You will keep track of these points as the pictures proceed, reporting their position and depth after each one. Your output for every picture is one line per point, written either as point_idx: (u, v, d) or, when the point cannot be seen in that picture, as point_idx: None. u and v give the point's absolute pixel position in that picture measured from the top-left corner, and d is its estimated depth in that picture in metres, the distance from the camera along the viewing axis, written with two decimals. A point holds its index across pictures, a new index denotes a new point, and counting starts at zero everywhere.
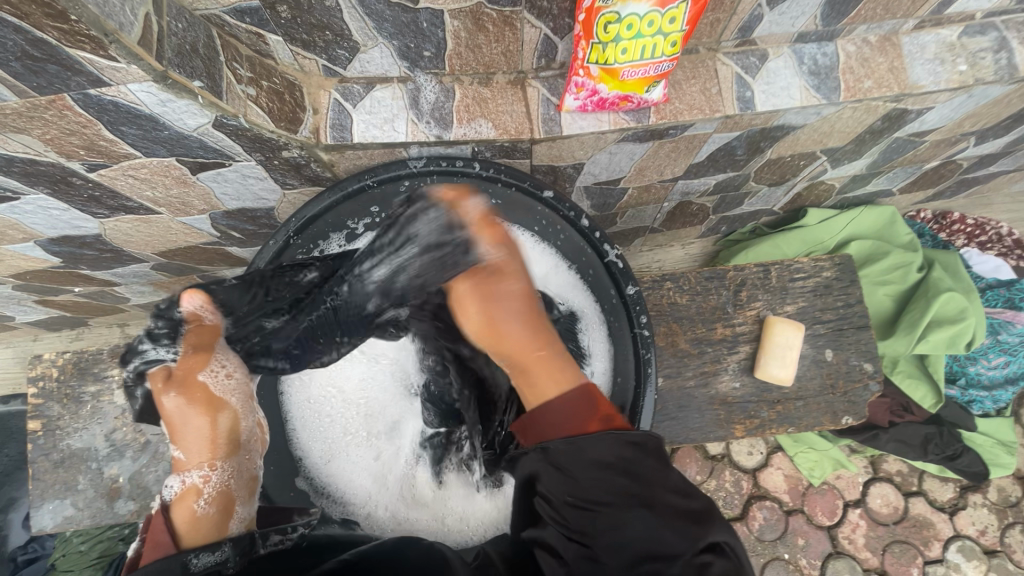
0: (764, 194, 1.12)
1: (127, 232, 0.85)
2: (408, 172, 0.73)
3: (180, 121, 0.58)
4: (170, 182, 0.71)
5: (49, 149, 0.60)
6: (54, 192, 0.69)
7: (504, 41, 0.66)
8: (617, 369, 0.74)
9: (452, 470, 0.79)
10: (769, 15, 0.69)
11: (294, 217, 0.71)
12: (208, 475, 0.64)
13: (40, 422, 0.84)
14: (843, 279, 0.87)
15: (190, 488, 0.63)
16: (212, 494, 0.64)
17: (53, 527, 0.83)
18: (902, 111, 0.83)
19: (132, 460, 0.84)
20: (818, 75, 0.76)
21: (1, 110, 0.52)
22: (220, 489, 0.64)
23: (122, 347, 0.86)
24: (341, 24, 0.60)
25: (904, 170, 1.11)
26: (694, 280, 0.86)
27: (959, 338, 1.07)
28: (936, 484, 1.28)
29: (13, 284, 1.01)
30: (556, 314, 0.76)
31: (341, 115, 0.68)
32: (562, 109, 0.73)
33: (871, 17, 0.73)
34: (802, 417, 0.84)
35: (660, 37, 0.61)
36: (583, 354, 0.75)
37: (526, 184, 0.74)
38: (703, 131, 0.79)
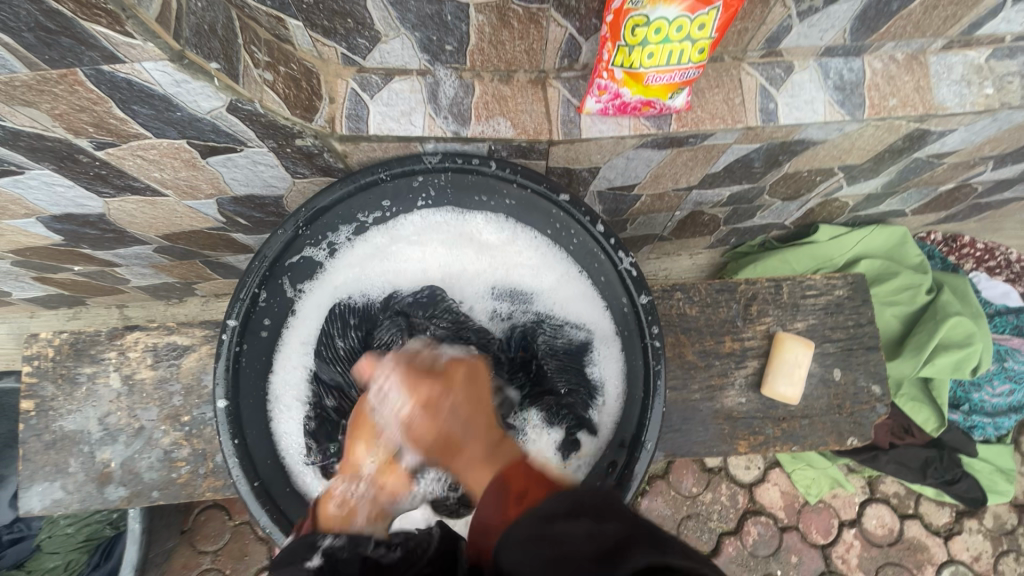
0: (777, 208, 1.11)
1: (131, 213, 0.84)
2: (423, 167, 0.71)
3: (193, 103, 0.56)
4: (179, 165, 0.70)
5: (57, 125, 0.58)
6: (60, 168, 0.68)
7: (529, 39, 0.65)
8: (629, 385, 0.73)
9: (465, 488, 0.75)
10: (798, 27, 0.68)
11: (305, 208, 0.69)
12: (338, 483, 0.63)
13: (33, 402, 0.83)
14: (855, 299, 0.86)
15: (327, 491, 0.63)
16: (342, 497, 0.62)
17: (41, 510, 0.82)
18: (924, 131, 0.82)
19: (125, 446, 0.82)
20: (843, 90, 0.75)
21: (11, 82, 0.51)
22: (349, 493, 0.62)
23: (120, 330, 0.85)
24: (363, 12, 0.58)
25: (918, 192, 1.10)
26: (704, 292, 0.85)
27: (965, 363, 1.06)
28: (933, 507, 1.28)
29: (12, 259, 1.00)
30: (569, 334, 0.77)
31: (357, 106, 0.67)
32: (582, 111, 0.72)
33: (901, 35, 0.71)
34: (807, 435, 0.83)
35: (687, 43, 0.60)
36: (595, 382, 0.75)
37: (542, 185, 0.72)
38: (722, 141, 0.78)
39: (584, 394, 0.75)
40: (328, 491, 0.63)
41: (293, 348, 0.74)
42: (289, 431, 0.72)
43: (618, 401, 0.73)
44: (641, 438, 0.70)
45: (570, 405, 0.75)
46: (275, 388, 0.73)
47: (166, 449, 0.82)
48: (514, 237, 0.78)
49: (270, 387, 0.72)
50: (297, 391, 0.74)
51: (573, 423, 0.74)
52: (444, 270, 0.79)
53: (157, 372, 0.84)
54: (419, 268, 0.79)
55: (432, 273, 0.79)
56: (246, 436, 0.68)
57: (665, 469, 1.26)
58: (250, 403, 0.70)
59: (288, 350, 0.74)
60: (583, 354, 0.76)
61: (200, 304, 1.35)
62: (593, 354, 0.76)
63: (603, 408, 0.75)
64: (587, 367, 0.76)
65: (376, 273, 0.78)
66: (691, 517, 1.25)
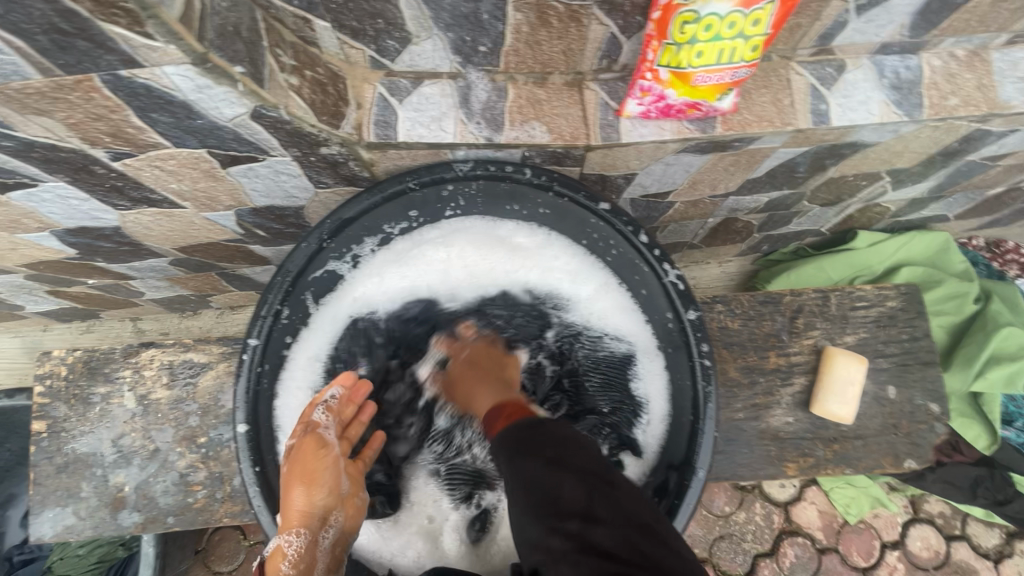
0: (815, 214, 1.06)
1: (147, 225, 0.80)
2: (453, 175, 0.68)
3: (216, 110, 0.53)
4: (198, 175, 0.66)
5: (71, 134, 0.55)
6: (74, 180, 0.65)
7: (567, 39, 0.61)
8: (675, 407, 0.68)
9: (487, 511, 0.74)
10: (854, 22, 0.64)
11: (329, 219, 0.66)
12: (290, 538, 0.62)
13: (45, 423, 0.79)
14: (909, 310, 0.81)
15: (278, 548, 0.62)
16: (295, 556, 0.62)
17: (52, 537, 0.78)
18: (983, 133, 0.77)
19: (139, 469, 0.79)
20: (900, 90, 0.70)
21: (23, 89, 0.47)
22: (302, 549, 0.62)
23: (135, 347, 0.81)
24: (395, 11, 0.55)
25: (965, 196, 1.05)
26: (747, 304, 0.81)
27: (1017, 377, 1.00)
28: (981, 528, 1.21)
29: (25, 273, 0.97)
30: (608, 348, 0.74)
31: (386, 111, 0.63)
32: (622, 114, 0.67)
33: (963, 29, 0.67)
34: (860, 458, 0.78)
35: (740, 41, 0.56)
36: (639, 402, 0.71)
37: (579, 194, 0.68)
38: (769, 145, 0.73)
39: (627, 412, 0.72)
40: (277, 547, 0.62)
41: (303, 364, 0.70)
42: None
43: (664, 424, 0.69)
44: (692, 464, 0.65)
45: (612, 425, 0.72)
46: (288, 409, 0.68)
47: (182, 472, 0.79)
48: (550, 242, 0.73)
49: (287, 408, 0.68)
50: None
51: (616, 443, 0.71)
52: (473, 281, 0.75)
53: (173, 391, 0.80)
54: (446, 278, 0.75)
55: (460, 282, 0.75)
56: (267, 463, 0.65)
57: None
58: (272, 427, 0.67)
59: (303, 367, 0.70)
60: (625, 369, 0.73)
61: (214, 316, 1.32)
62: (636, 369, 0.72)
63: (648, 428, 0.71)
64: (630, 382, 0.72)
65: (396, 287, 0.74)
66: (724, 538, 1.19)
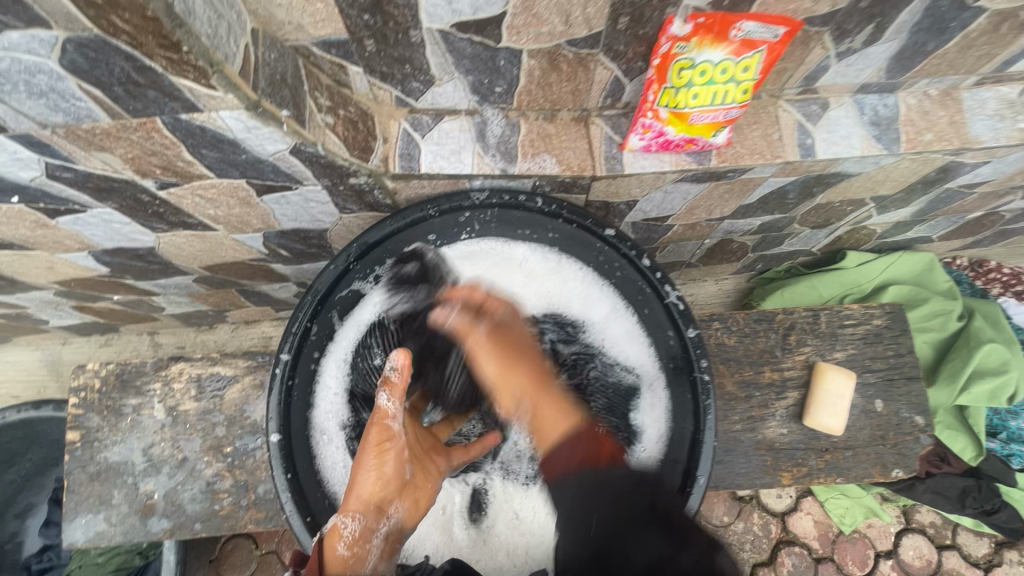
0: (806, 236, 1.12)
1: (179, 246, 0.86)
2: (470, 204, 0.74)
3: (260, 147, 0.58)
4: (234, 202, 0.72)
5: (126, 167, 0.60)
6: (121, 206, 0.70)
7: (576, 81, 0.67)
8: (674, 429, 0.73)
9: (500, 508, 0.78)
10: (835, 66, 0.70)
11: (355, 243, 0.72)
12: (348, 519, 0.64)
13: (79, 433, 0.84)
14: (894, 328, 0.86)
15: (336, 528, 0.63)
16: (352, 537, 0.63)
17: (83, 542, 0.82)
18: (958, 164, 0.83)
19: (168, 476, 0.83)
20: (879, 125, 0.76)
21: (92, 130, 0.53)
22: (360, 530, 0.63)
23: (166, 361, 0.86)
24: (422, 59, 0.61)
25: (946, 219, 1.11)
26: (742, 322, 0.86)
27: (1000, 391, 1.05)
28: (971, 538, 1.25)
29: (56, 290, 1.02)
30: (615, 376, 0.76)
31: (409, 145, 0.69)
32: (625, 147, 0.73)
33: (935, 72, 0.73)
34: (850, 467, 0.83)
35: (732, 84, 0.63)
36: (635, 431, 0.74)
37: (587, 220, 0.75)
38: (761, 175, 0.80)
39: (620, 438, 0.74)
40: (336, 527, 0.63)
41: (338, 374, 0.73)
42: (336, 461, 0.71)
43: (660, 448, 0.73)
44: (693, 471, 0.70)
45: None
46: (316, 418, 0.72)
47: (209, 480, 0.83)
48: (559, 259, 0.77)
49: (316, 418, 0.72)
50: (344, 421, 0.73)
51: None
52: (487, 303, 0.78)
53: (200, 403, 0.85)
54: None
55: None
56: (299, 469, 0.69)
57: None
58: (302, 436, 0.71)
59: (332, 379, 0.73)
60: (627, 398, 0.75)
61: (230, 331, 1.37)
62: (639, 399, 0.75)
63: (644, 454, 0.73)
64: (630, 412, 0.75)
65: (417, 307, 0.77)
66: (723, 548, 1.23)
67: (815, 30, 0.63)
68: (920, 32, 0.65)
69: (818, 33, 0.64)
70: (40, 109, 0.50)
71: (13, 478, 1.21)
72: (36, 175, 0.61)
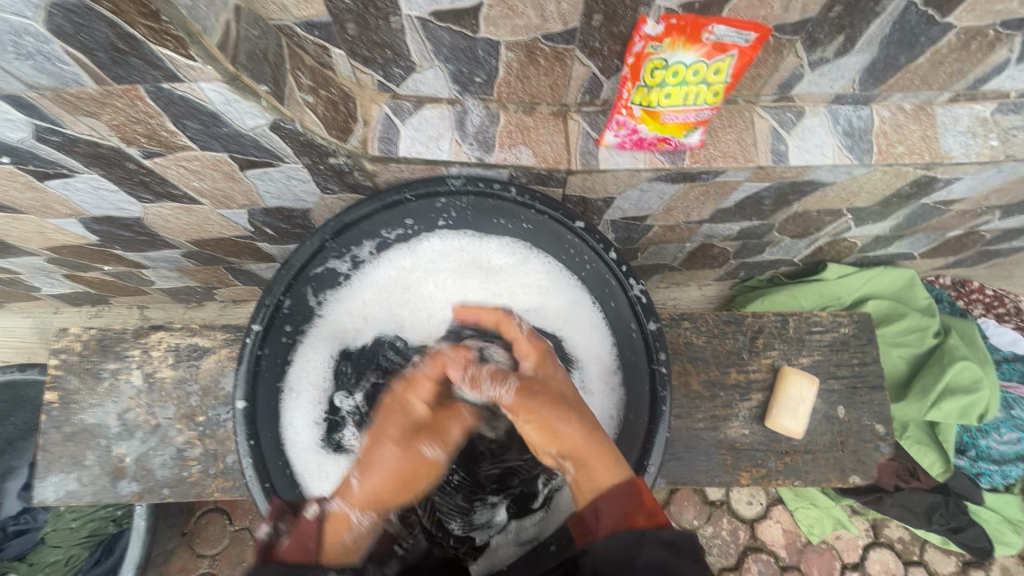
0: (787, 245, 1.14)
1: (166, 218, 0.88)
2: (446, 189, 0.75)
3: (241, 121, 0.60)
4: (218, 176, 0.74)
5: (112, 134, 0.63)
6: (108, 174, 0.72)
7: (554, 75, 0.69)
8: (629, 407, 0.74)
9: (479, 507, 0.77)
10: (809, 75, 0.71)
11: (332, 221, 0.74)
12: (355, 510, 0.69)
13: (57, 394, 0.86)
14: (860, 337, 0.87)
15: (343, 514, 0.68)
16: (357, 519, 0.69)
17: (54, 500, 0.84)
18: (930, 179, 0.85)
19: (141, 442, 0.85)
20: (852, 136, 0.78)
21: (78, 94, 0.55)
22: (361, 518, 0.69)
23: (146, 329, 0.88)
24: (402, 45, 0.63)
25: (927, 236, 1.12)
26: (711, 323, 0.87)
27: (971, 408, 1.06)
28: (938, 555, 1.26)
29: (47, 256, 1.05)
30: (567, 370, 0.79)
31: (389, 129, 0.71)
32: (601, 143, 0.76)
33: (908, 87, 0.75)
34: (809, 471, 0.84)
35: (704, 86, 0.65)
36: None
37: (559, 212, 0.76)
38: (735, 179, 0.82)
39: None
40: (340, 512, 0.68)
41: (317, 351, 0.77)
42: (300, 425, 0.74)
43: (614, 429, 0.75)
44: (645, 465, 0.71)
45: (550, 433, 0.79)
46: (290, 387, 0.74)
47: (180, 447, 0.85)
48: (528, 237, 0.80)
49: (291, 388, 0.75)
50: (316, 391, 0.76)
51: None
52: (451, 305, 0.82)
53: (177, 371, 0.87)
54: (430, 293, 0.83)
55: (439, 301, 0.83)
56: (261, 438, 0.70)
57: (667, 499, 1.26)
58: (268, 405, 0.72)
59: (311, 352, 0.77)
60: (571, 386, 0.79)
61: (218, 309, 1.40)
62: (589, 384, 0.79)
63: None
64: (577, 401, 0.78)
65: (393, 299, 0.82)
66: None
67: (786, 38, 0.65)
68: (890, 45, 0.67)
69: (790, 41, 0.65)
70: (28, 71, 0.52)
71: None
72: (25, 136, 0.63)
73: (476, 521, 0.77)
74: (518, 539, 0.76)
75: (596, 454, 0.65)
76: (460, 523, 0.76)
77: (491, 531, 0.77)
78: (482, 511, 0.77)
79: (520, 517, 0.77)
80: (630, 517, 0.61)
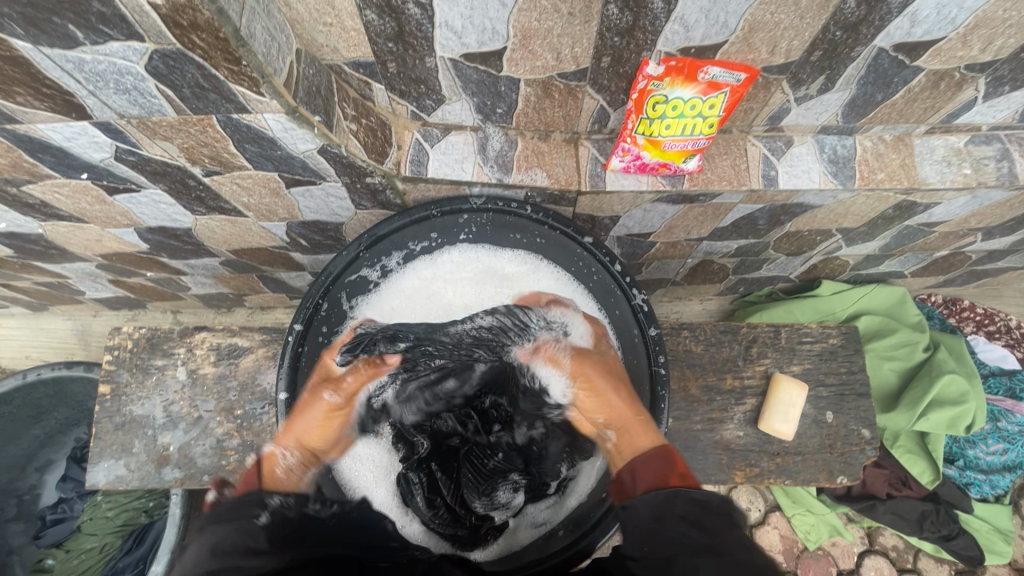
0: (782, 262, 1.21)
1: (213, 229, 0.97)
2: (468, 207, 0.85)
3: (294, 145, 0.69)
4: (265, 192, 0.83)
5: (181, 155, 0.72)
6: (169, 189, 0.82)
7: (566, 107, 0.78)
8: None
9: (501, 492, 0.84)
10: (796, 109, 0.79)
11: (367, 234, 0.83)
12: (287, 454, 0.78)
13: (110, 387, 0.94)
14: (848, 347, 0.94)
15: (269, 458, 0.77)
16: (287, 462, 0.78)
17: (104, 484, 0.92)
18: (911, 203, 0.93)
19: (184, 432, 0.93)
20: (837, 163, 0.86)
21: (159, 122, 0.65)
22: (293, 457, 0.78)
23: (191, 329, 0.96)
24: (435, 81, 0.72)
25: (915, 255, 1.19)
26: (709, 332, 0.94)
27: (958, 419, 1.11)
28: (931, 564, 1.30)
29: (98, 262, 1.14)
30: None
31: (419, 153, 0.80)
32: (608, 167, 0.84)
33: (887, 120, 0.82)
34: (799, 471, 0.91)
35: (699, 119, 0.73)
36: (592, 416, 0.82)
37: (569, 228, 0.86)
38: (730, 201, 0.90)
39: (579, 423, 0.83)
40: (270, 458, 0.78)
41: None
42: None
43: None
44: None
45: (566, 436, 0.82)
46: None
47: (219, 438, 0.93)
48: (541, 249, 0.87)
49: None
50: None
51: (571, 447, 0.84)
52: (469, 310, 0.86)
53: (218, 368, 0.95)
54: (448, 300, 0.86)
55: (456, 306, 0.86)
56: None
57: None
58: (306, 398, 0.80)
59: None
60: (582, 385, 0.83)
61: (246, 314, 1.49)
62: None
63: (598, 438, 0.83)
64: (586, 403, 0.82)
65: (416, 306, 0.86)
66: None
67: (773, 77, 0.73)
68: (867, 84, 0.75)
69: (776, 80, 0.73)
70: (121, 103, 0.61)
71: (39, 434, 1.30)
72: (105, 156, 0.72)
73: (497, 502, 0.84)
74: (534, 521, 0.84)
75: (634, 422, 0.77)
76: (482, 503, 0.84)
77: (508, 513, 0.85)
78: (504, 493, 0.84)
79: (536, 501, 0.85)
80: (665, 477, 0.72)
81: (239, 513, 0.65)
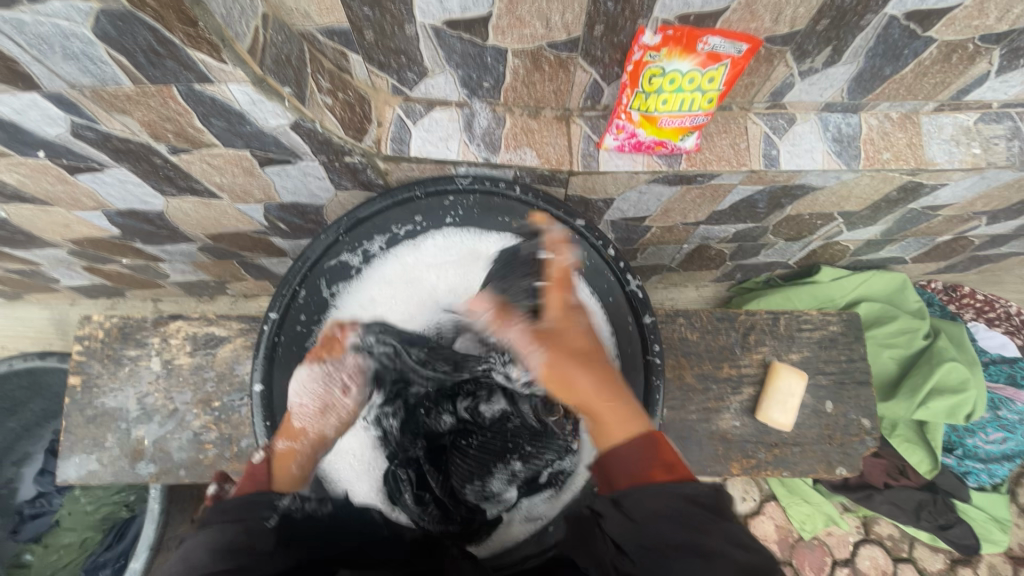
0: (781, 248, 1.18)
1: (186, 212, 0.92)
2: (454, 188, 0.79)
3: (264, 120, 0.65)
4: (238, 172, 0.78)
5: (143, 130, 0.67)
6: (135, 168, 0.77)
7: (557, 81, 0.73)
8: None
9: (499, 480, 0.82)
10: (799, 84, 0.75)
11: (346, 217, 0.78)
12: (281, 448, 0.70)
13: (80, 378, 0.90)
14: (849, 335, 0.91)
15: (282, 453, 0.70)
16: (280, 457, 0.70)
17: (75, 480, 0.88)
18: (917, 184, 0.89)
19: (158, 425, 0.89)
20: (841, 142, 0.82)
21: (115, 93, 0.60)
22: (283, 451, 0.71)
23: (165, 318, 0.92)
24: (416, 51, 0.67)
25: (916, 240, 1.16)
26: (705, 319, 0.91)
27: (959, 408, 1.09)
28: (926, 552, 1.30)
29: (69, 249, 1.09)
30: None
31: (401, 130, 0.75)
32: (601, 146, 0.80)
33: (894, 96, 0.78)
34: (797, 462, 0.88)
35: (698, 93, 0.69)
36: None
37: (560, 210, 0.79)
38: (728, 181, 0.86)
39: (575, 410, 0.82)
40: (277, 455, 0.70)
41: None
42: None
43: None
44: None
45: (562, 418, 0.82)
46: None
47: (196, 431, 0.89)
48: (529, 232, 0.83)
49: None
50: None
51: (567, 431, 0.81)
52: (455, 294, 0.86)
53: (195, 358, 0.91)
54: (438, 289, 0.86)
55: (441, 291, 0.86)
56: (277, 420, 0.74)
57: None
58: (285, 389, 0.77)
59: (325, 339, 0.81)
60: None
61: (229, 302, 1.44)
62: None
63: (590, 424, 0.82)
64: None
65: (401, 293, 0.85)
66: None
67: (777, 49, 0.68)
68: (875, 57, 0.70)
69: (780, 52, 0.69)
70: (71, 71, 0.56)
71: (14, 427, 1.25)
72: (61, 132, 0.67)
73: (489, 492, 0.81)
74: (529, 515, 0.80)
75: (607, 409, 0.65)
76: (473, 492, 0.81)
77: (501, 506, 0.81)
78: (497, 482, 0.81)
79: (531, 496, 0.81)
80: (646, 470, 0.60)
81: (245, 514, 0.60)
